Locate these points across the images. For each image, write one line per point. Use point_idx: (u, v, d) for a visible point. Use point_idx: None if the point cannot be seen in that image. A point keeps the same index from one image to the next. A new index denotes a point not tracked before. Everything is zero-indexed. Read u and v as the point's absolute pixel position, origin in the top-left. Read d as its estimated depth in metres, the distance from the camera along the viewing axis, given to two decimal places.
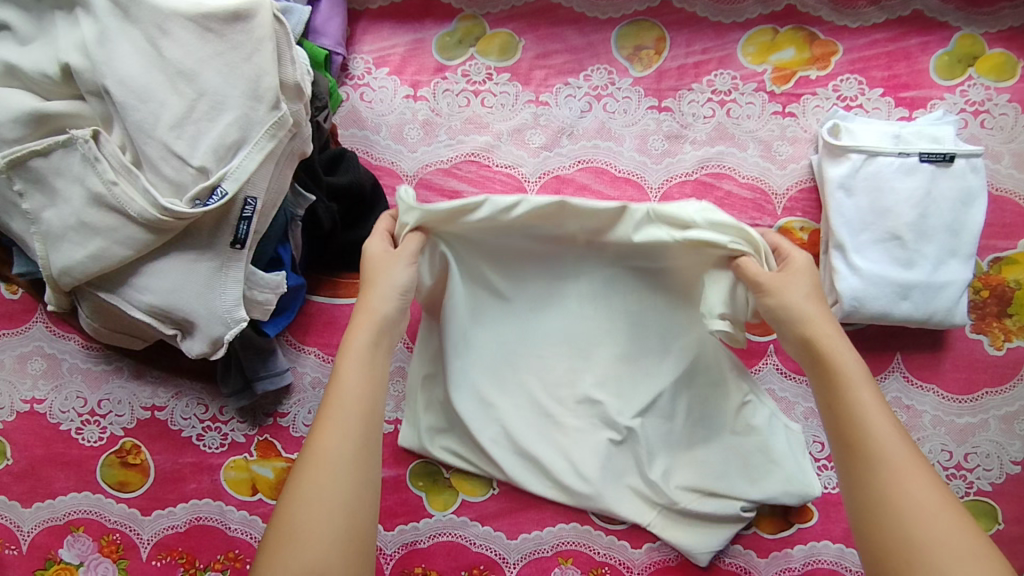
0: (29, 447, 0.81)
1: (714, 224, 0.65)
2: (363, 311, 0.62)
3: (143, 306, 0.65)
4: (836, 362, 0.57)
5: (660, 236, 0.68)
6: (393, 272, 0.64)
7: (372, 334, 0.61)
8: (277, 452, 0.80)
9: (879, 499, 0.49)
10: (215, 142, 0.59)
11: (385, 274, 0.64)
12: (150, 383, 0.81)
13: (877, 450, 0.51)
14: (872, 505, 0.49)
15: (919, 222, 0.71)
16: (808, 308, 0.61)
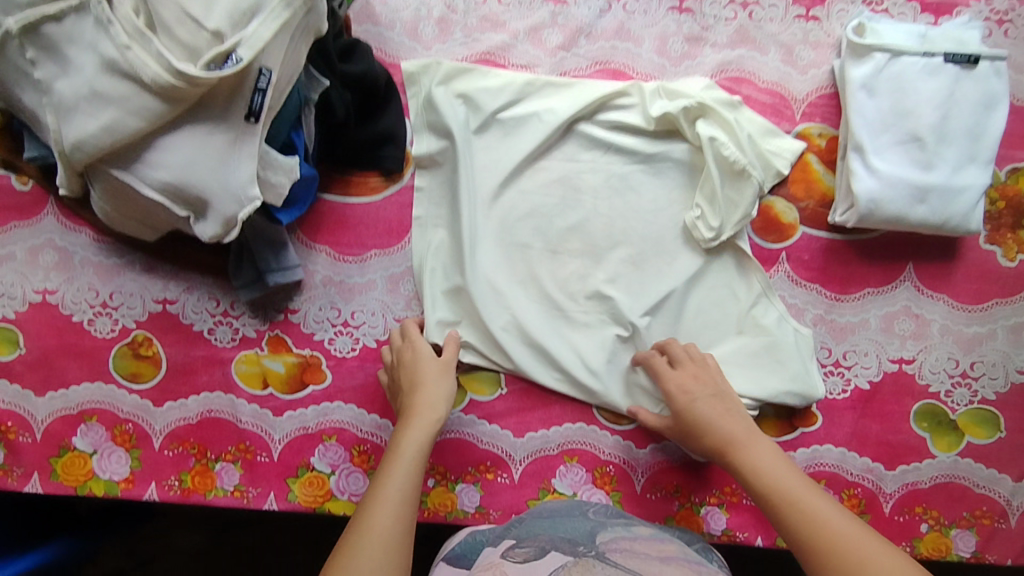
0: (42, 337, 0.82)
1: (713, 95, 0.76)
2: (415, 408, 0.71)
3: (157, 184, 0.64)
4: (764, 462, 0.68)
5: (670, 108, 0.76)
6: (442, 381, 0.74)
7: (420, 426, 0.69)
8: (288, 348, 0.81)
9: (835, 557, 0.58)
10: (230, 6, 0.59)
11: (430, 380, 0.73)
12: (162, 277, 0.81)
13: (818, 528, 0.61)
14: (828, 561, 0.59)
15: (941, 124, 0.70)
16: (737, 429, 0.71)
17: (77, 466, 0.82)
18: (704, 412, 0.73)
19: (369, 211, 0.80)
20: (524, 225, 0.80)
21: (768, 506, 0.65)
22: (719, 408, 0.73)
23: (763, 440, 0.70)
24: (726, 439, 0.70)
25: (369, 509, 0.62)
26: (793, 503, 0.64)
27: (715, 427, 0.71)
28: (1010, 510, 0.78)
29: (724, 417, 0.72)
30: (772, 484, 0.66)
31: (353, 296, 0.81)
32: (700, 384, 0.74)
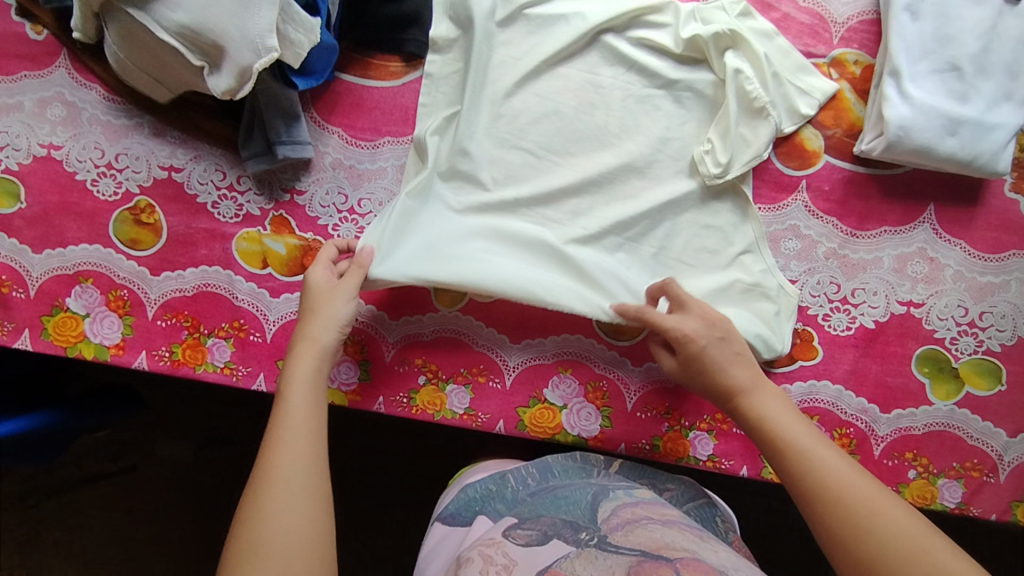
0: (44, 193, 0.80)
1: (747, 25, 0.74)
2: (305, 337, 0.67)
3: (173, 26, 0.63)
4: (772, 410, 0.63)
5: (702, 31, 0.74)
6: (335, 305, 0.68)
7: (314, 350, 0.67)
8: (290, 229, 0.80)
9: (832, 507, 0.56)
10: None
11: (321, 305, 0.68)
12: (170, 144, 0.80)
13: (823, 485, 0.57)
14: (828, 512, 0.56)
15: (981, 55, 0.68)
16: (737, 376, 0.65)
17: (68, 328, 0.80)
18: (713, 358, 0.65)
19: (387, 96, 0.79)
20: (545, 124, 0.76)
21: (773, 457, 0.61)
22: (730, 352, 0.66)
23: (769, 386, 0.65)
24: (732, 387, 0.65)
25: (276, 434, 0.62)
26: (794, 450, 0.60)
27: (715, 376, 0.65)
28: (1002, 465, 0.75)
29: (721, 368, 0.65)
30: (775, 434, 0.62)
31: (362, 183, 0.79)
32: (700, 325, 0.66)
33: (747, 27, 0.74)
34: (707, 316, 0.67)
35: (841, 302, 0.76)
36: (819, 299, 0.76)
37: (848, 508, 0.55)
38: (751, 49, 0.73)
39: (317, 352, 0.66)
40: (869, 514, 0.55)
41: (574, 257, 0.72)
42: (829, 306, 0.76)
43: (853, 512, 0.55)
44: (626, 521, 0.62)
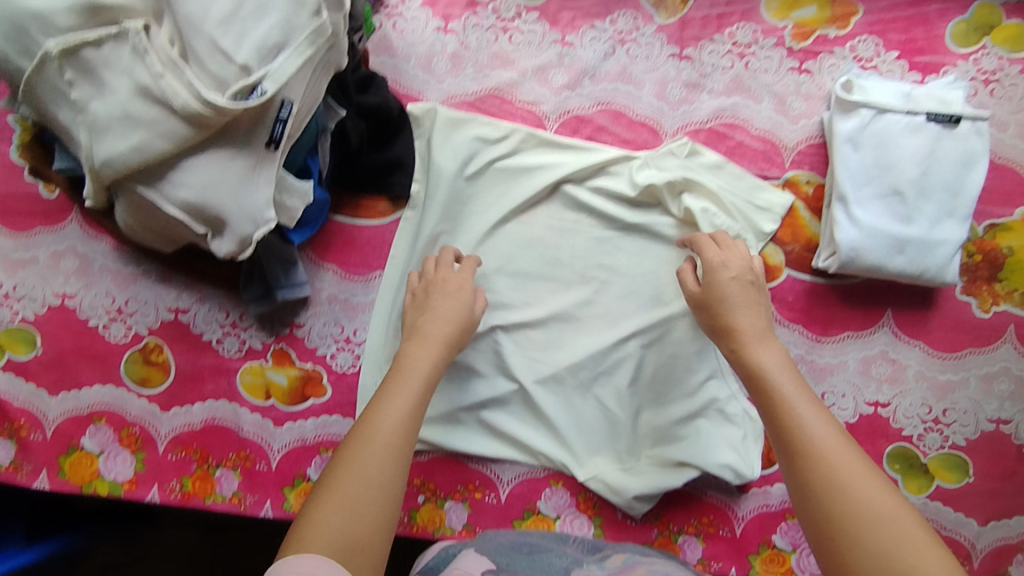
0: (59, 339, 0.85)
1: (693, 165, 0.80)
2: (424, 337, 0.72)
3: (179, 201, 0.68)
4: (768, 361, 0.65)
5: (656, 179, 0.80)
6: (446, 305, 0.75)
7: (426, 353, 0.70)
8: (291, 361, 0.85)
9: (808, 461, 0.56)
10: (258, 42, 0.60)
11: (440, 302, 0.75)
12: (175, 287, 0.85)
13: (808, 439, 0.57)
14: (800, 466, 0.56)
15: (921, 179, 0.74)
16: (747, 321, 0.70)
17: (84, 466, 0.84)
18: (733, 292, 0.72)
19: (377, 234, 0.84)
20: (525, 256, 0.83)
21: (764, 403, 0.63)
22: (747, 296, 0.72)
23: (773, 341, 0.68)
24: (736, 328, 0.69)
25: (374, 411, 0.63)
26: (780, 401, 0.61)
27: (727, 313, 0.71)
28: (976, 554, 0.78)
29: (737, 306, 0.71)
30: (768, 384, 0.64)
31: (357, 314, 0.84)
32: (731, 261, 0.73)
33: (694, 164, 0.81)
34: (741, 258, 0.74)
35: None
36: None
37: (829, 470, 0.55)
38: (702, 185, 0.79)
39: (439, 349, 0.71)
40: (845, 476, 0.54)
41: (540, 399, 0.82)
42: None
43: (834, 470, 0.54)
44: None
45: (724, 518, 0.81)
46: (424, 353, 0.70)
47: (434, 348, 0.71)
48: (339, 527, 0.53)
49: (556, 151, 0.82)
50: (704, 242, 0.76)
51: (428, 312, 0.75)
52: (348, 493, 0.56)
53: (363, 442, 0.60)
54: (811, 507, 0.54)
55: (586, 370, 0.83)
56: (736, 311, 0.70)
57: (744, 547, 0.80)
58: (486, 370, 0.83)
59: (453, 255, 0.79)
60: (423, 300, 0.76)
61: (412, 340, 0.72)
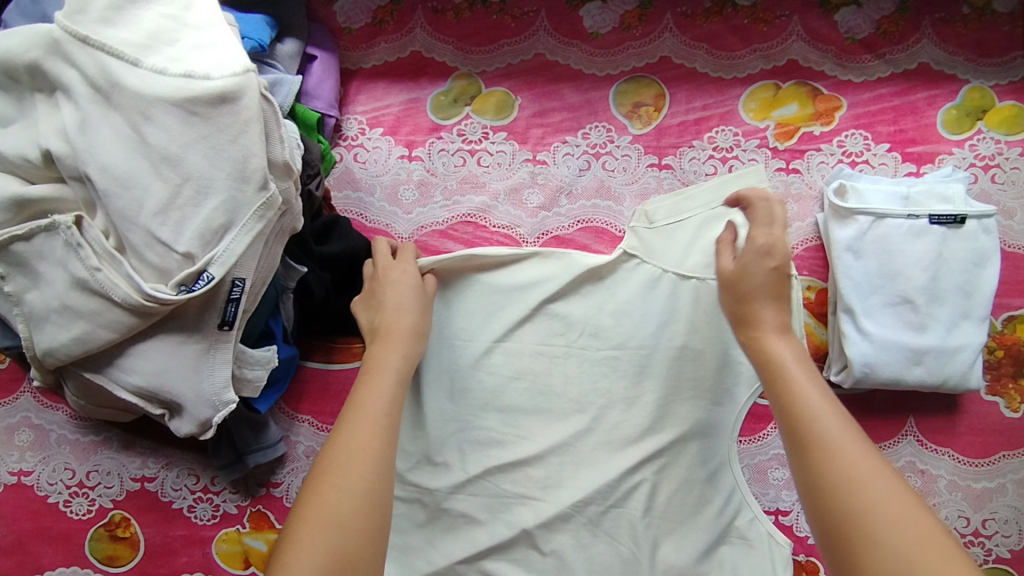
0: (16, 520, 0.78)
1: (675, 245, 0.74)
2: (385, 332, 0.64)
3: (128, 389, 0.62)
4: (786, 355, 0.52)
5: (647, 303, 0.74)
6: (405, 291, 0.68)
7: (394, 346, 0.63)
8: (270, 524, 0.77)
9: (825, 470, 0.44)
10: (201, 228, 0.55)
11: (394, 286, 0.68)
12: (140, 454, 0.79)
13: (823, 436, 0.46)
14: (815, 471, 0.45)
15: (931, 284, 0.69)
16: (767, 310, 0.55)
17: None
18: (760, 280, 0.56)
19: (352, 379, 0.78)
20: (515, 387, 0.75)
21: (775, 399, 0.50)
22: (776, 290, 0.56)
23: (795, 337, 0.55)
24: (755, 322, 0.55)
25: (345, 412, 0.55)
26: (796, 397, 0.49)
27: (746, 302, 0.56)
28: None
29: (762, 298, 0.56)
30: (783, 377, 0.51)
31: None
32: (767, 242, 0.58)
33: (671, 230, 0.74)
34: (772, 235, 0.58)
35: None
36: None
37: (844, 469, 0.44)
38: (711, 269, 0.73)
39: (405, 342, 0.63)
40: (868, 489, 0.42)
41: None
42: None
43: (855, 481, 0.43)
44: None
45: None
46: (392, 351, 0.62)
47: (396, 342, 0.63)
48: (326, 548, 0.46)
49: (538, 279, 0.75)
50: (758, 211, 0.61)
51: (386, 308, 0.67)
52: (330, 510, 0.48)
53: (335, 450, 0.52)
54: (825, 523, 0.43)
55: (593, 504, 0.72)
56: (751, 300, 0.56)
57: None
58: (482, 516, 0.73)
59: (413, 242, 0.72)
60: (378, 299, 0.68)
61: (374, 343, 0.64)
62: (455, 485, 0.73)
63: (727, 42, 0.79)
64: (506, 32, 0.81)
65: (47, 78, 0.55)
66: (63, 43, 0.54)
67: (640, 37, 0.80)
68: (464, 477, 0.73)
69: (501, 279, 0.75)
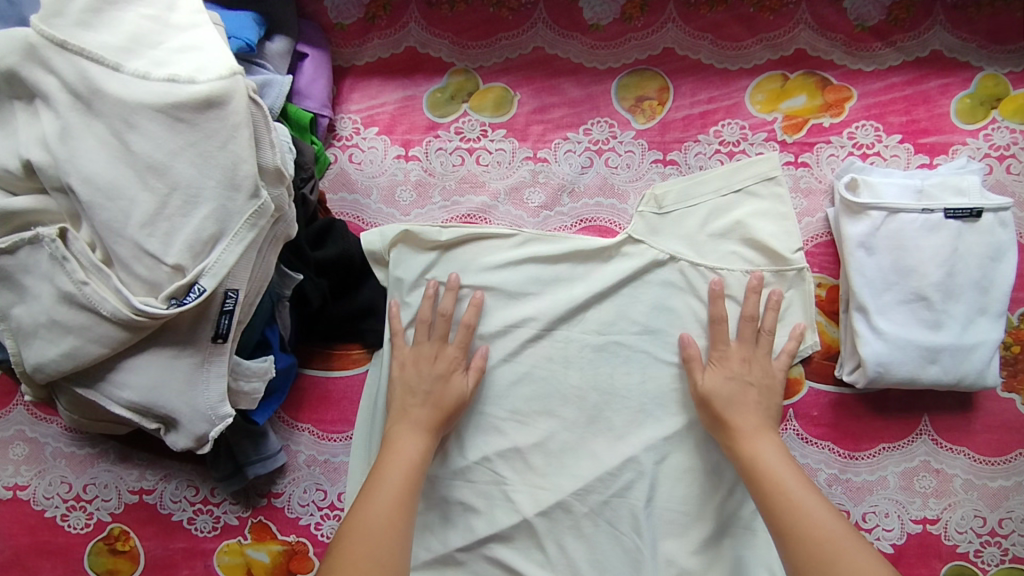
0: (13, 535, 0.77)
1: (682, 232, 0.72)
2: (411, 393, 0.68)
3: (121, 406, 0.60)
4: (763, 452, 0.62)
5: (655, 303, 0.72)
6: (430, 349, 0.70)
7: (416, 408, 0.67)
8: (272, 535, 0.76)
9: (801, 547, 0.54)
10: (190, 237, 0.53)
11: (425, 342, 0.70)
12: (138, 466, 0.77)
13: (803, 522, 0.55)
14: (795, 550, 0.54)
15: (947, 281, 0.67)
16: (747, 414, 0.65)
17: None
18: (732, 393, 0.66)
19: (353, 386, 0.77)
20: (521, 390, 0.72)
21: (759, 493, 0.59)
22: (750, 396, 0.66)
23: (771, 436, 0.64)
24: (737, 425, 0.64)
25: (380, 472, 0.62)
26: (777, 489, 0.58)
27: (730, 412, 0.65)
28: None
29: (740, 410, 0.65)
30: (764, 474, 0.60)
31: (340, 476, 0.76)
32: (744, 368, 0.67)
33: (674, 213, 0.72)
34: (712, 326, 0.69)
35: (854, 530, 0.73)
36: None
37: (819, 548, 0.53)
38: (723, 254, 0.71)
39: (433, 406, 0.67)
40: (844, 560, 0.52)
41: None
42: None
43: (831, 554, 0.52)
44: None
45: None
46: (421, 415, 0.67)
47: (424, 432, 0.66)
48: None
49: (545, 277, 0.72)
50: (719, 333, 0.69)
51: (420, 393, 0.67)
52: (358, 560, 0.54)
53: (365, 506, 0.58)
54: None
55: (595, 493, 0.70)
56: (726, 398, 0.66)
57: None
58: (480, 505, 0.70)
59: (448, 310, 0.70)
60: (413, 381, 0.68)
61: (398, 424, 0.67)
62: (455, 472, 0.71)
63: (732, 32, 0.76)
64: (504, 26, 0.78)
65: (25, 84, 0.53)
66: (40, 47, 0.52)
67: (642, 29, 0.77)
68: (464, 464, 0.71)
69: (506, 283, 0.72)
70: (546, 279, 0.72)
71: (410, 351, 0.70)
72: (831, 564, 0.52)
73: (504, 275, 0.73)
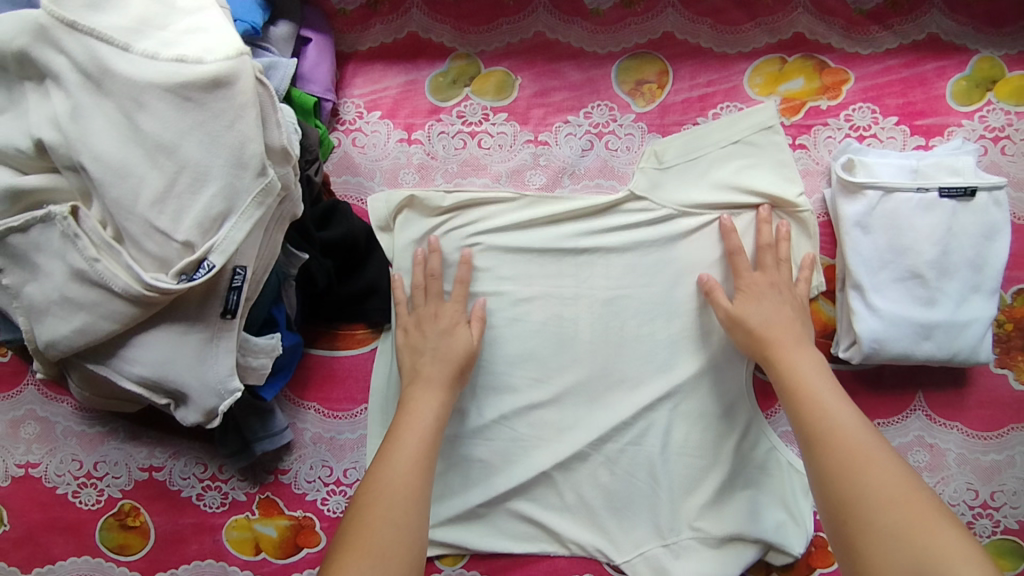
0: (26, 512, 0.79)
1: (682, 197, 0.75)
2: (424, 367, 0.70)
3: (132, 380, 0.61)
4: (799, 366, 0.65)
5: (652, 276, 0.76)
6: (436, 329, 0.72)
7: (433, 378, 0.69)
8: (279, 510, 0.78)
9: (833, 449, 0.57)
10: (199, 215, 0.55)
11: (430, 319, 0.72)
12: (147, 443, 0.79)
13: (836, 427, 0.59)
14: (825, 451, 0.58)
15: (941, 259, 0.68)
16: (781, 328, 0.67)
17: None
18: (765, 311, 0.69)
19: (358, 364, 0.78)
20: None
21: (792, 402, 0.63)
22: (783, 316, 0.69)
23: (808, 350, 0.67)
24: (771, 338, 0.67)
25: (398, 434, 0.64)
26: (812, 401, 0.61)
27: (763, 326, 0.68)
28: None
29: (772, 324, 0.68)
30: (798, 386, 0.63)
31: (345, 453, 0.78)
32: (770, 291, 0.70)
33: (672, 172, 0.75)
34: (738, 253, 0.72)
35: None
36: None
37: (848, 455, 0.56)
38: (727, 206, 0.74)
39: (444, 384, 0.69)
40: (872, 466, 0.55)
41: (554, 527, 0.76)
42: None
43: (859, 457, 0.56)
44: None
45: None
46: (433, 393, 0.68)
47: (438, 394, 0.68)
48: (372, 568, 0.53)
49: (549, 237, 0.77)
50: (743, 262, 0.72)
51: (427, 351, 0.70)
52: (379, 527, 0.56)
53: (387, 470, 0.61)
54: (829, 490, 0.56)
55: None
56: (760, 316, 0.69)
57: None
58: None
59: (439, 269, 0.74)
60: (419, 341, 0.71)
61: (413, 384, 0.69)
62: None
63: (731, 16, 0.77)
64: (506, 11, 0.79)
65: (37, 65, 0.54)
66: (51, 29, 0.53)
67: (642, 14, 0.78)
68: None
69: (512, 244, 0.77)
70: (551, 242, 0.77)
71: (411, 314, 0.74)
72: (858, 472, 0.55)
73: (510, 238, 0.77)
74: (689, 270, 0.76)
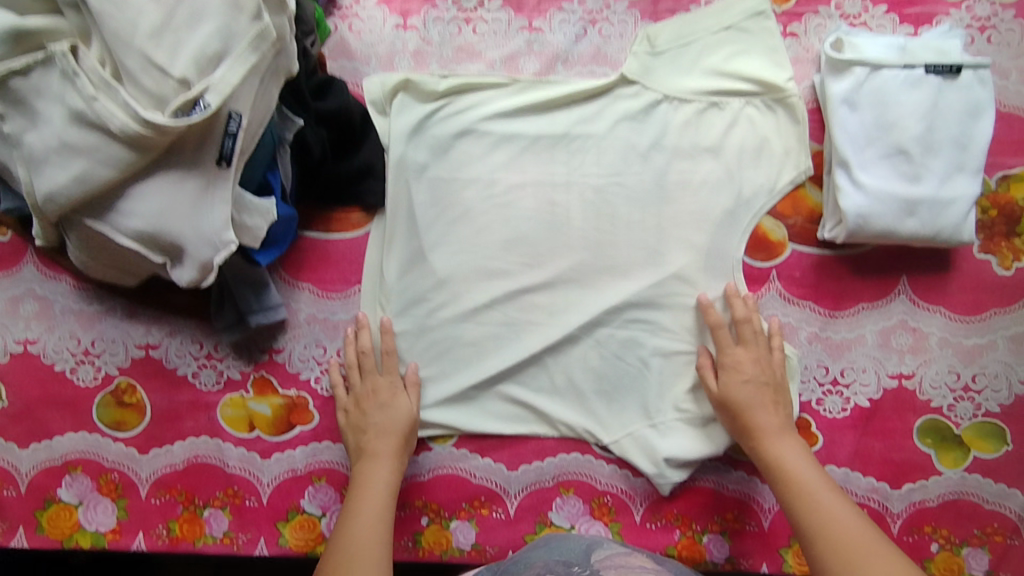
0: (25, 388, 0.80)
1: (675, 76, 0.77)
2: (372, 442, 0.73)
3: (128, 235, 0.62)
4: (787, 454, 0.69)
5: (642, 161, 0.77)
6: (376, 408, 0.74)
7: (384, 440, 0.72)
8: (273, 389, 0.79)
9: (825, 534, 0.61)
10: (196, 52, 0.56)
11: (368, 391, 0.75)
12: (143, 322, 0.80)
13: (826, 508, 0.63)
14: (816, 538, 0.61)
15: (926, 135, 0.70)
16: (761, 415, 0.71)
17: (62, 519, 0.79)
18: (749, 396, 0.71)
19: (352, 247, 0.80)
20: None
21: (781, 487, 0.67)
22: (766, 397, 0.71)
23: (792, 437, 0.70)
24: (755, 424, 0.71)
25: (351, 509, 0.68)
26: (803, 488, 0.66)
27: (748, 411, 0.71)
28: None
29: (755, 407, 0.71)
30: (788, 476, 0.67)
31: (338, 333, 0.79)
32: (754, 368, 0.72)
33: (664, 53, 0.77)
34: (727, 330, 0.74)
35: (832, 384, 0.76)
36: (809, 384, 0.77)
37: (842, 541, 0.60)
38: (715, 88, 0.76)
39: (392, 450, 0.72)
40: (860, 544, 0.59)
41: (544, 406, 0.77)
42: (821, 391, 0.76)
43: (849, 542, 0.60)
44: (619, 565, 0.63)
45: (749, 513, 0.77)
46: (385, 460, 0.72)
47: (391, 463, 0.72)
48: None
49: (544, 122, 0.78)
50: (740, 332, 0.74)
51: (370, 429, 0.73)
52: None
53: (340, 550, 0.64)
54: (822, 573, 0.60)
55: None
56: (746, 399, 0.71)
57: (772, 541, 0.76)
58: None
59: (371, 345, 0.76)
60: (361, 421, 0.74)
61: (359, 460, 0.72)
62: None
63: None
64: None
65: None
66: None
67: None
68: None
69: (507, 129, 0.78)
70: (544, 129, 0.78)
71: (350, 395, 0.76)
72: (852, 552, 0.59)
73: (505, 124, 0.78)
74: (679, 155, 0.77)
